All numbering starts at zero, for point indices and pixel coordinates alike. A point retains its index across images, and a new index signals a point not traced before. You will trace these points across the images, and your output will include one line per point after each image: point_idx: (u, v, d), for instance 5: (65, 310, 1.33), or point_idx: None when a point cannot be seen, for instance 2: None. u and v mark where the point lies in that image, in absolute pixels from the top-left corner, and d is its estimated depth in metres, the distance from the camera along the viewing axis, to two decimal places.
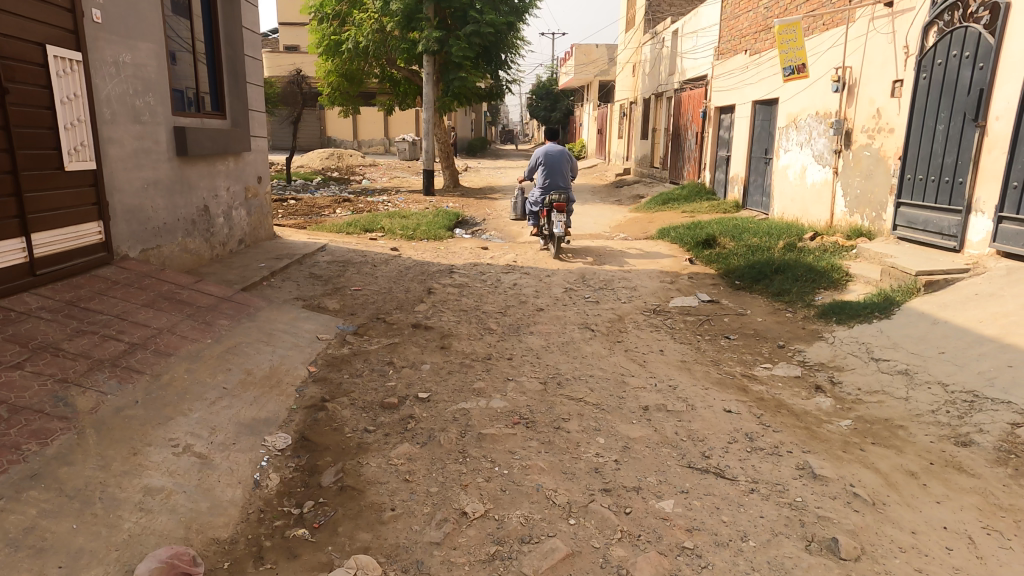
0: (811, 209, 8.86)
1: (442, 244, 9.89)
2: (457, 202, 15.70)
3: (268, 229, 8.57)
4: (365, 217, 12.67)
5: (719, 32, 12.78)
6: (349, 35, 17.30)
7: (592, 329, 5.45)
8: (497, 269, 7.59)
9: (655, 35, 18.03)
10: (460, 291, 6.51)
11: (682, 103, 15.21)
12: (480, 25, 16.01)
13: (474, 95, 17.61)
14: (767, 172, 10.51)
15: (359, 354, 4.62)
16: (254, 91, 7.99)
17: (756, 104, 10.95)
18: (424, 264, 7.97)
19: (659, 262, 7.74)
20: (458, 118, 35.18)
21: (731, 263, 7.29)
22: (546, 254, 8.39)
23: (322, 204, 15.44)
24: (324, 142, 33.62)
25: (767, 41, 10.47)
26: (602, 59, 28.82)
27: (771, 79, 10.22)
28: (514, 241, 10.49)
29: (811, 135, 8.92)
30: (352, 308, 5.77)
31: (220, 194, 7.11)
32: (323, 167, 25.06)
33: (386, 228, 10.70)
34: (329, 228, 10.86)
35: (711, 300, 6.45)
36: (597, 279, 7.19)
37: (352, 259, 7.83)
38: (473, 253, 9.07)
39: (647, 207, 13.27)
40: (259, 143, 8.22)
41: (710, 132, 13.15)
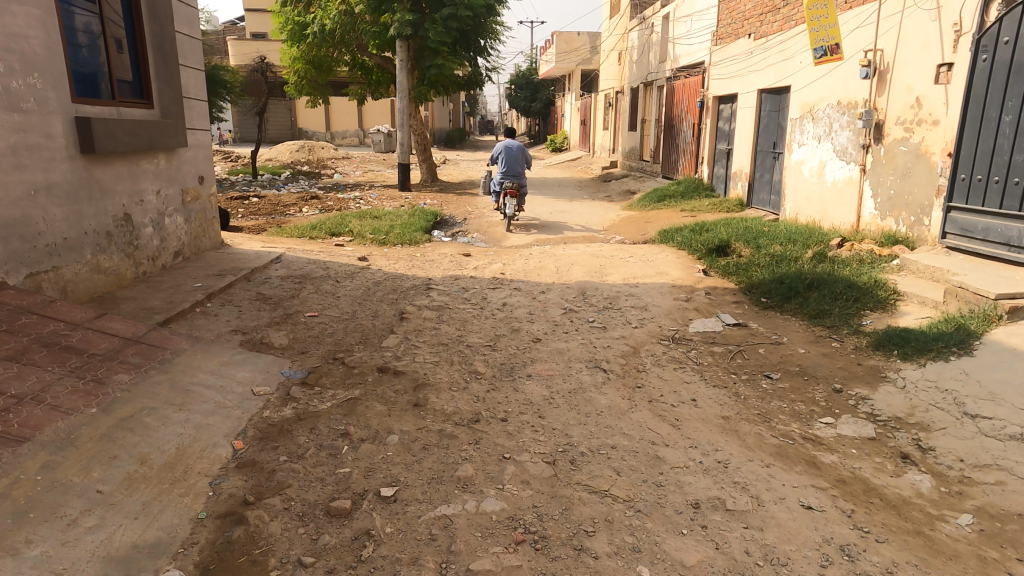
0: (832, 211, 7.82)
1: (418, 250, 8.74)
2: (436, 199, 14.53)
3: (214, 235, 7.31)
4: (333, 217, 11.44)
5: (717, 14, 11.66)
6: (316, 17, 15.84)
7: (604, 368, 4.40)
8: (482, 285, 6.48)
9: (643, 20, 16.91)
10: (437, 316, 5.40)
11: (674, 92, 14.14)
12: (459, 7, 14.73)
13: (452, 83, 16.48)
14: (778, 168, 9.48)
15: (305, 417, 3.47)
16: (192, 75, 6.74)
17: (762, 93, 9.89)
18: (396, 277, 6.80)
19: (667, 274, 6.71)
20: (435, 108, 33.80)
21: (752, 277, 6.28)
22: (538, 264, 7.33)
23: (287, 201, 14.13)
24: (294, 133, 32.10)
25: (774, 23, 9.36)
26: (584, 47, 27.74)
27: (779, 65, 9.13)
28: (500, 246, 9.41)
29: (831, 128, 7.85)
30: (304, 344, 4.60)
31: (147, 199, 5.85)
32: (293, 160, 23.58)
33: (355, 231, 9.49)
34: (291, 230, 9.65)
35: (737, 323, 5.44)
36: (600, 296, 6.15)
37: (311, 273, 6.62)
38: (454, 262, 7.95)
39: (643, 204, 12.22)
40: (201, 137, 6.97)
41: (708, 123, 12.11)
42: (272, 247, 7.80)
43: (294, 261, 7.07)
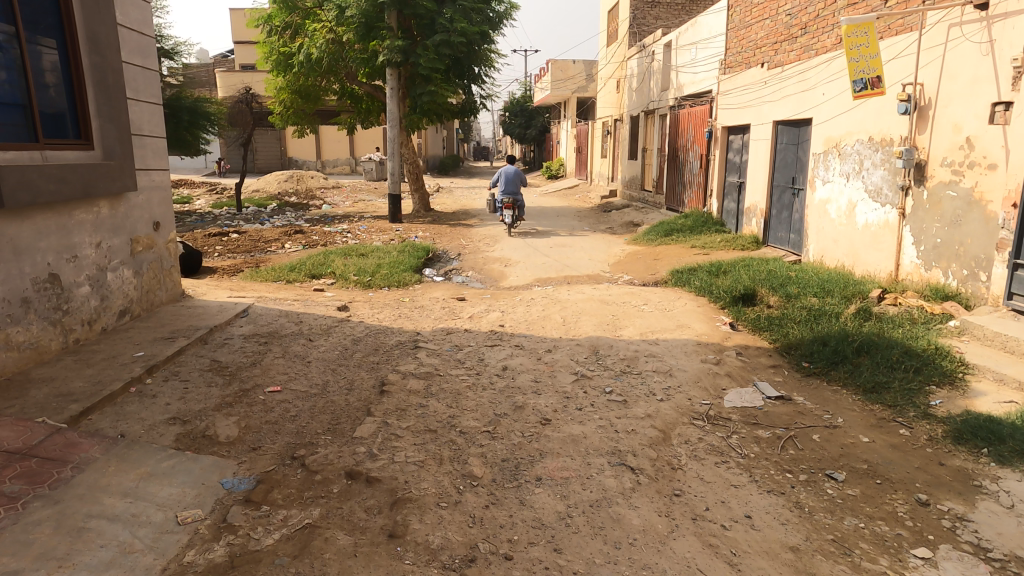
0: (865, 256, 7.10)
1: (406, 293, 7.92)
2: (428, 231, 13.79)
3: (172, 285, 6.50)
4: (316, 254, 10.64)
5: (725, 42, 11.08)
6: (302, 45, 15.24)
7: (631, 467, 3.55)
8: (478, 341, 5.64)
9: (642, 48, 16.42)
10: (425, 387, 4.53)
11: (679, 121, 13.52)
12: (451, 33, 14.16)
13: (446, 111, 15.89)
14: (798, 206, 8.79)
15: (242, 564, 2.61)
16: (146, 109, 5.99)
17: (778, 125, 9.25)
18: (379, 331, 5.95)
19: (689, 328, 5.89)
20: (429, 135, 33.36)
21: (789, 337, 5.50)
22: (539, 315, 6.50)
23: (270, 236, 13.34)
24: (285, 162, 31.55)
25: (791, 52, 8.74)
26: (580, 75, 27.35)
27: (798, 96, 8.48)
28: (496, 287, 8.63)
29: (861, 165, 7.15)
30: (257, 436, 3.75)
31: (82, 253, 5.03)
32: (281, 190, 22.91)
33: (338, 271, 8.68)
34: (268, 271, 8.83)
35: (780, 397, 4.63)
36: (615, 355, 5.33)
37: (280, 330, 5.76)
38: (446, 308, 7.11)
39: (649, 238, 11.50)
40: (157, 177, 6.20)
41: (717, 155, 11.46)
42: (243, 296, 6.97)
43: (264, 314, 6.23)
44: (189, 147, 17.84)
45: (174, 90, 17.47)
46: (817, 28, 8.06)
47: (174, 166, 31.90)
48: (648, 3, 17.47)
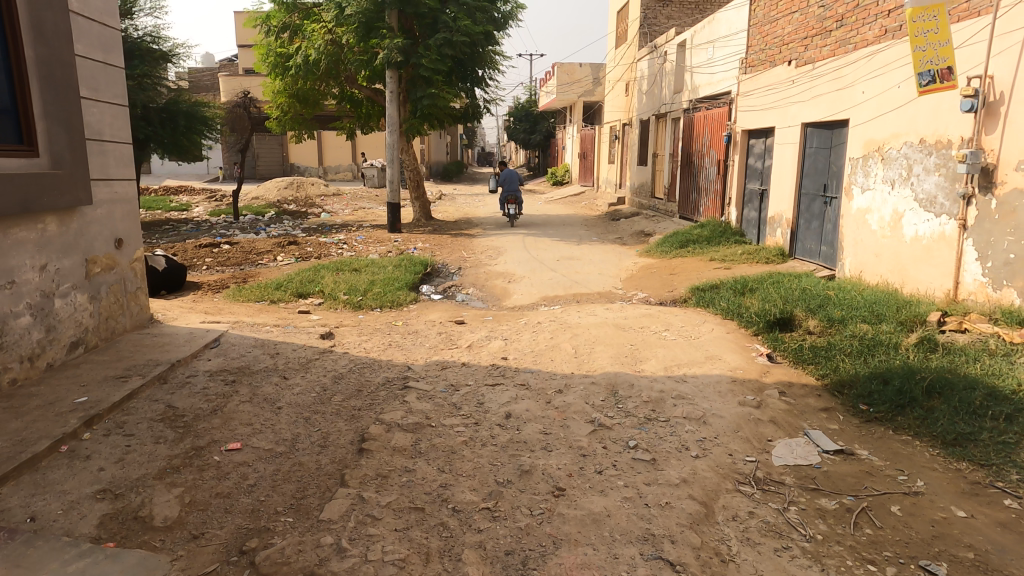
0: (914, 272, 6.41)
1: (401, 315, 7.19)
2: (429, 242, 13.07)
3: (139, 309, 5.70)
4: (307, 268, 9.94)
5: (746, 38, 10.42)
6: (299, 48, 14.57)
7: (671, 563, 2.78)
8: (478, 378, 4.87)
9: (653, 48, 15.72)
10: (413, 444, 3.80)
11: (694, 124, 12.81)
12: (454, 33, 13.52)
13: (447, 116, 15.23)
14: (831, 216, 8.13)
15: None
16: (108, 111, 5.19)
17: (807, 127, 8.62)
18: (365, 366, 5.21)
19: (721, 361, 5.13)
20: (432, 141, 32.74)
21: (840, 372, 4.74)
22: (550, 342, 5.74)
23: (261, 248, 12.67)
24: (286, 169, 31.01)
25: (824, 48, 8.15)
26: (587, 79, 26.63)
27: (832, 96, 7.88)
28: (500, 306, 7.89)
29: (910, 171, 6.50)
30: (201, 517, 3.00)
31: (22, 277, 4.26)
32: (280, 198, 22.30)
33: (327, 290, 7.97)
34: (251, 289, 8.12)
35: (839, 451, 3.86)
36: (638, 396, 4.57)
37: (251, 365, 5.01)
38: (443, 334, 6.37)
39: (663, 250, 10.73)
40: (120, 188, 5.37)
41: (737, 160, 10.77)
42: (216, 321, 6.25)
43: (236, 344, 5.48)
44: (187, 153, 16.83)
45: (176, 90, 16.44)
46: (856, 20, 7.48)
47: (174, 172, 31.29)
48: (659, 3, 16.79)
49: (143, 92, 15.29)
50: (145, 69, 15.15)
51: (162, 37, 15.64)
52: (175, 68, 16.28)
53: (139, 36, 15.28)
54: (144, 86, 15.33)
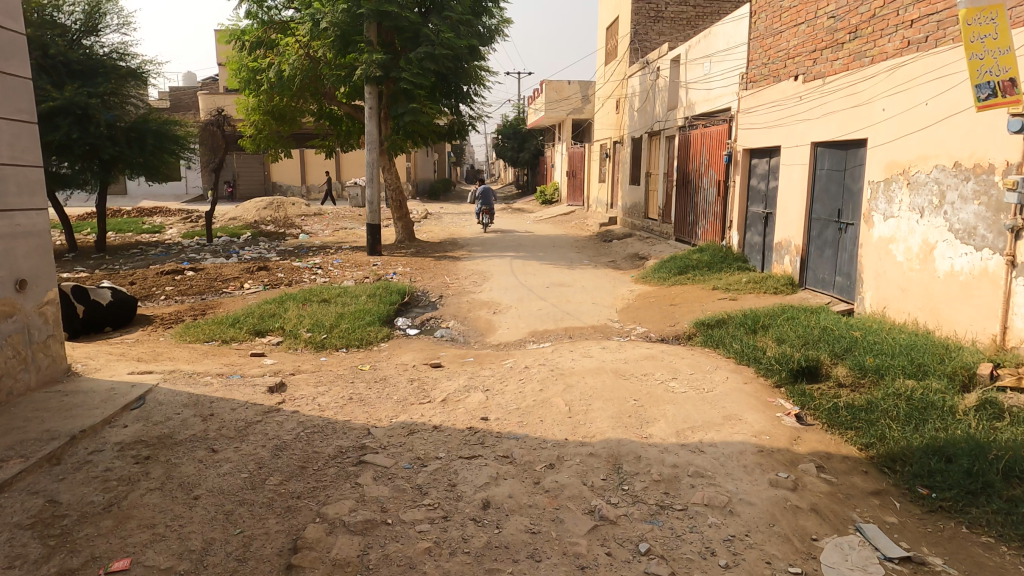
0: (951, 311, 5.64)
1: (369, 358, 6.32)
2: (410, 267, 12.23)
3: (53, 360, 4.90)
4: (272, 299, 9.04)
5: (746, 52, 9.79)
6: (273, 62, 13.83)
7: None
8: (450, 447, 4.00)
9: (645, 64, 15.14)
10: (361, 556, 2.92)
11: (690, 143, 12.15)
12: (436, 46, 12.82)
13: (431, 133, 14.48)
14: (847, 243, 7.41)
15: None
16: (7, 128, 4.38)
17: (818, 147, 7.93)
18: (316, 431, 4.31)
19: (742, 424, 4.30)
20: (419, 159, 32.06)
21: (888, 443, 3.95)
22: (537, 395, 4.89)
23: (229, 273, 11.78)
24: (269, 187, 30.18)
25: (835, 61, 7.48)
26: (575, 96, 26.12)
27: (847, 113, 7.19)
28: (483, 345, 7.05)
29: (943, 198, 5.77)
30: None
31: None
32: (258, 217, 21.42)
33: (288, 326, 7.08)
34: (202, 327, 7.22)
35: (904, 556, 3.03)
36: (645, 474, 3.73)
37: (174, 432, 4.10)
38: (414, 383, 5.50)
39: (661, 277, 9.96)
40: (22, 219, 4.54)
41: (738, 181, 10.08)
42: (149, 370, 5.34)
43: (164, 403, 4.56)
44: (160, 175, 15.46)
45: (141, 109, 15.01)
46: (873, 31, 6.82)
47: (151, 192, 30.24)
48: (650, 18, 16.25)
49: (107, 109, 13.85)
50: (110, 86, 13.94)
51: (131, 54, 14.68)
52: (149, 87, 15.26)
53: (105, 52, 14.37)
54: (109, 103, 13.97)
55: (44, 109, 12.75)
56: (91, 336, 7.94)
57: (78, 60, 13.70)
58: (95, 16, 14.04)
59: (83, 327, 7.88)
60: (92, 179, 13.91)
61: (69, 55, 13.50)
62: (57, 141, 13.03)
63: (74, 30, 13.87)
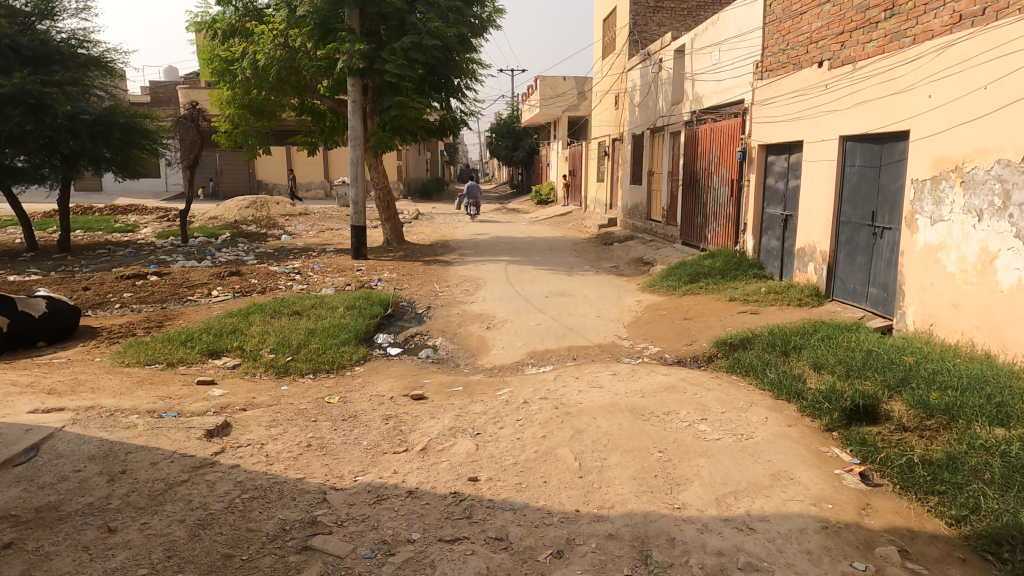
0: (1019, 333, 4.77)
1: (338, 387, 5.40)
2: (396, 272, 11.31)
3: None
4: (238, 309, 8.09)
5: (762, 38, 8.92)
6: (246, 52, 12.87)
7: None
8: (427, 525, 3.09)
9: (646, 56, 14.26)
10: None
11: (697, 139, 11.29)
12: (423, 35, 11.84)
13: (420, 129, 13.55)
14: (883, 250, 6.55)
15: None
16: None
17: (847, 141, 7.08)
18: (256, 497, 3.39)
19: (796, 489, 3.41)
20: (410, 158, 31.11)
21: (989, 518, 3.04)
22: (537, 442, 3.98)
23: (196, 279, 10.78)
24: (254, 186, 29.16)
25: (868, 43, 6.61)
26: (571, 92, 25.24)
27: (882, 102, 6.33)
28: (472, 369, 6.15)
29: (1008, 198, 4.90)
30: None
31: None
32: (240, 218, 20.43)
33: (248, 347, 6.15)
34: (148, 345, 6.26)
35: None
36: (682, 566, 2.82)
37: (60, 503, 3.18)
38: (389, 421, 4.58)
39: (670, 285, 9.06)
40: None
41: (753, 181, 9.22)
42: (59, 408, 4.39)
43: (63, 457, 3.62)
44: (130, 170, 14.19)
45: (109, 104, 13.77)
46: (914, 7, 5.96)
47: (131, 191, 29.10)
48: (650, 8, 15.39)
49: (71, 100, 12.76)
50: (68, 75, 12.74)
51: (91, 41, 13.43)
52: (114, 77, 14.00)
53: (63, 39, 13.13)
54: (70, 94, 12.76)
55: None
56: (20, 352, 6.95)
57: (30, 45, 12.47)
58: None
59: (8, 342, 6.89)
60: (53, 174, 12.75)
61: (19, 39, 12.24)
62: (8, 133, 11.81)
63: (27, 15, 12.67)
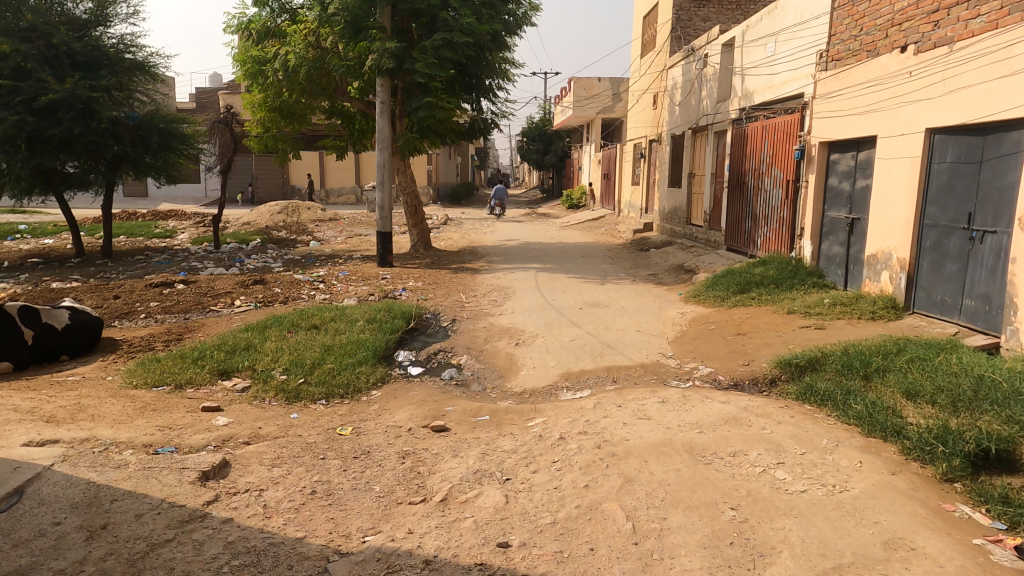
0: None
1: (353, 415, 4.83)
2: (423, 281, 10.79)
3: None
4: (259, 321, 7.62)
5: (829, 22, 8.08)
6: (279, 53, 12.54)
7: None
8: None
9: (688, 50, 13.48)
10: None
11: (746, 137, 10.48)
12: (454, 32, 11.39)
13: (450, 132, 13.04)
14: (983, 257, 5.70)
15: None
16: None
17: (935, 134, 6.25)
18: (247, 563, 2.80)
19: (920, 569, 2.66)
20: (440, 163, 30.77)
21: None
22: (579, 494, 3.31)
23: (221, 287, 10.41)
24: (287, 192, 29.21)
25: (975, 18, 5.76)
26: (605, 93, 24.48)
27: (991, 86, 5.50)
28: (502, 393, 5.51)
29: None
30: None
31: None
32: (270, 224, 20.29)
33: (259, 366, 5.64)
34: (159, 362, 5.80)
35: None
36: None
37: (24, 570, 2.66)
38: (408, 459, 3.98)
39: (718, 296, 8.28)
40: None
41: (812, 181, 8.39)
42: (51, 440, 3.90)
43: (43, 505, 3.11)
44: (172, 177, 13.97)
45: (153, 109, 13.54)
46: None
47: (171, 197, 29.44)
48: (693, 2, 14.57)
49: (116, 106, 12.53)
50: (115, 80, 12.42)
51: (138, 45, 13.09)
52: (158, 82, 13.70)
53: (113, 44, 12.79)
54: (115, 99, 12.57)
55: (44, 103, 11.32)
56: (42, 367, 6.56)
57: (83, 51, 12.13)
58: (104, 4, 12.47)
59: (33, 356, 6.52)
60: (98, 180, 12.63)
61: (73, 45, 11.91)
62: (57, 138, 11.68)
63: (84, 21, 12.36)
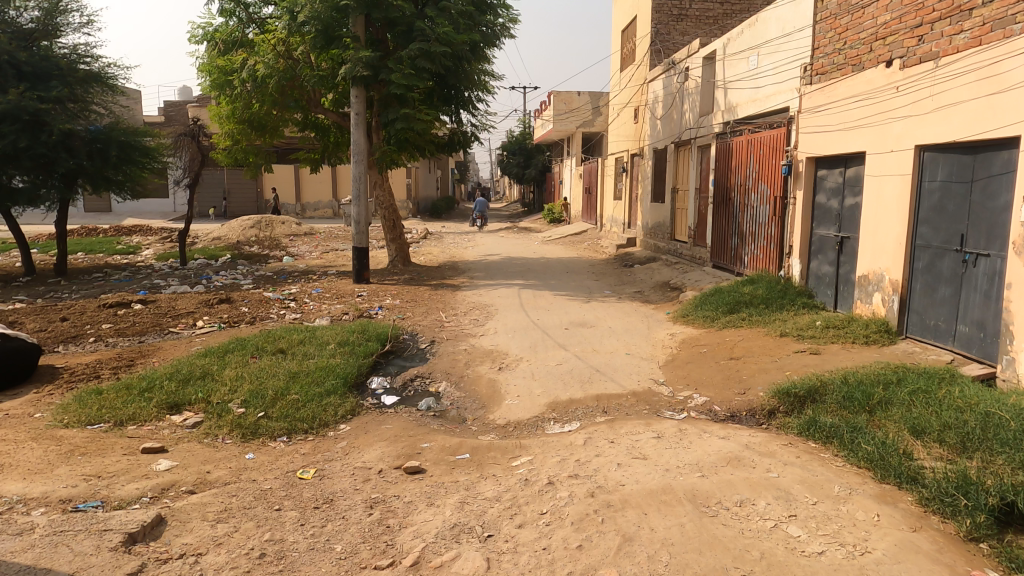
0: None
1: (316, 455, 4.35)
2: (400, 299, 10.33)
3: None
4: (218, 346, 7.08)
5: (813, 38, 7.90)
6: (246, 62, 12.05)
7: None
8: None
9: (670, 65, 13.34)
10: None
11: (731, 152, 10.27)
12: (431, 42, 11.06)
13: (428, 144, 12.67)
14: (976, 281, 5.45)
15: None
16: None
17: (925, 152, 6.03)
18: None
19: None
20: (420, 176, 30.38)
21: None
22: (571, 557, 2.91)
23: (183, 307, 9.81)
24: (261, 206, 28.51)
25: (958, 34, 5.58)
26: (586, 107, 24.40)
27: (979, 104, 5.30)
28: (483, 426, 5.06)
29: None
30: None
31: None
32: (243, 238, 19.63)
33: (215, 399, 5.12)
34: (99, 395, 5.23)
35: None
36: None
37: None
38: (375, 509, 3.52)
39: (706, 316, 7.96)
40: None
41: (801, 198, 8.15)
42: None
43: None
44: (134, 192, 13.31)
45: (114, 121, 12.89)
46: None
47: (138, 211, 28.51)
48: (673, 16, 14.49)
49: (71, 118, 11.92)
50: (64, 92, 11.75)
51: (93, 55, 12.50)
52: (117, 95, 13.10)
53: (65, 54, 12.21)
54: (67, 111, 11.94)
55: None
56: None
57: (30, 61, 11.47)
58: (53, 14, 11.93)
59: None
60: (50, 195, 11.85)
61: (19, 54, 11.28)
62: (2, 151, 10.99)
63: (32, 31, 11.79)
